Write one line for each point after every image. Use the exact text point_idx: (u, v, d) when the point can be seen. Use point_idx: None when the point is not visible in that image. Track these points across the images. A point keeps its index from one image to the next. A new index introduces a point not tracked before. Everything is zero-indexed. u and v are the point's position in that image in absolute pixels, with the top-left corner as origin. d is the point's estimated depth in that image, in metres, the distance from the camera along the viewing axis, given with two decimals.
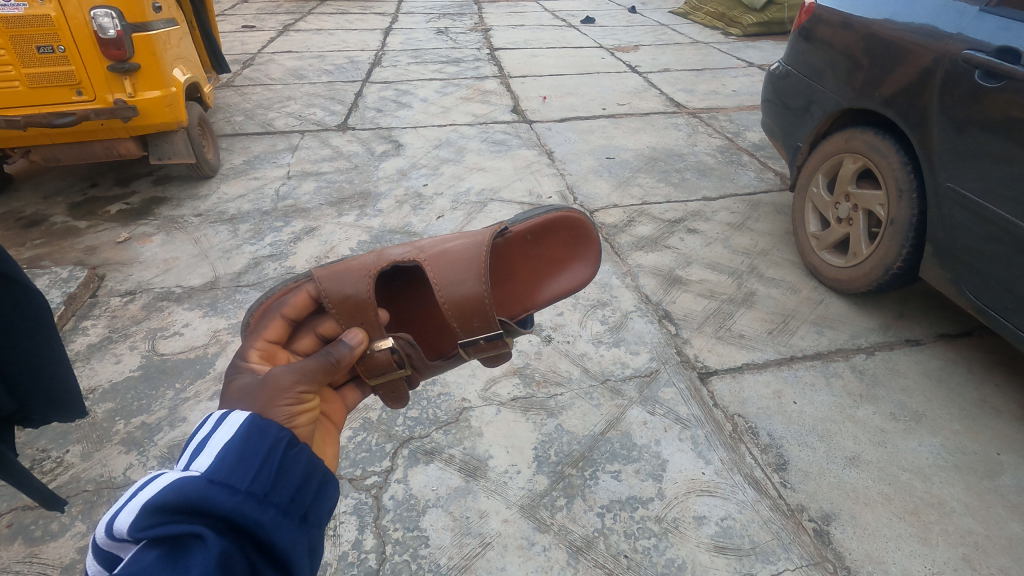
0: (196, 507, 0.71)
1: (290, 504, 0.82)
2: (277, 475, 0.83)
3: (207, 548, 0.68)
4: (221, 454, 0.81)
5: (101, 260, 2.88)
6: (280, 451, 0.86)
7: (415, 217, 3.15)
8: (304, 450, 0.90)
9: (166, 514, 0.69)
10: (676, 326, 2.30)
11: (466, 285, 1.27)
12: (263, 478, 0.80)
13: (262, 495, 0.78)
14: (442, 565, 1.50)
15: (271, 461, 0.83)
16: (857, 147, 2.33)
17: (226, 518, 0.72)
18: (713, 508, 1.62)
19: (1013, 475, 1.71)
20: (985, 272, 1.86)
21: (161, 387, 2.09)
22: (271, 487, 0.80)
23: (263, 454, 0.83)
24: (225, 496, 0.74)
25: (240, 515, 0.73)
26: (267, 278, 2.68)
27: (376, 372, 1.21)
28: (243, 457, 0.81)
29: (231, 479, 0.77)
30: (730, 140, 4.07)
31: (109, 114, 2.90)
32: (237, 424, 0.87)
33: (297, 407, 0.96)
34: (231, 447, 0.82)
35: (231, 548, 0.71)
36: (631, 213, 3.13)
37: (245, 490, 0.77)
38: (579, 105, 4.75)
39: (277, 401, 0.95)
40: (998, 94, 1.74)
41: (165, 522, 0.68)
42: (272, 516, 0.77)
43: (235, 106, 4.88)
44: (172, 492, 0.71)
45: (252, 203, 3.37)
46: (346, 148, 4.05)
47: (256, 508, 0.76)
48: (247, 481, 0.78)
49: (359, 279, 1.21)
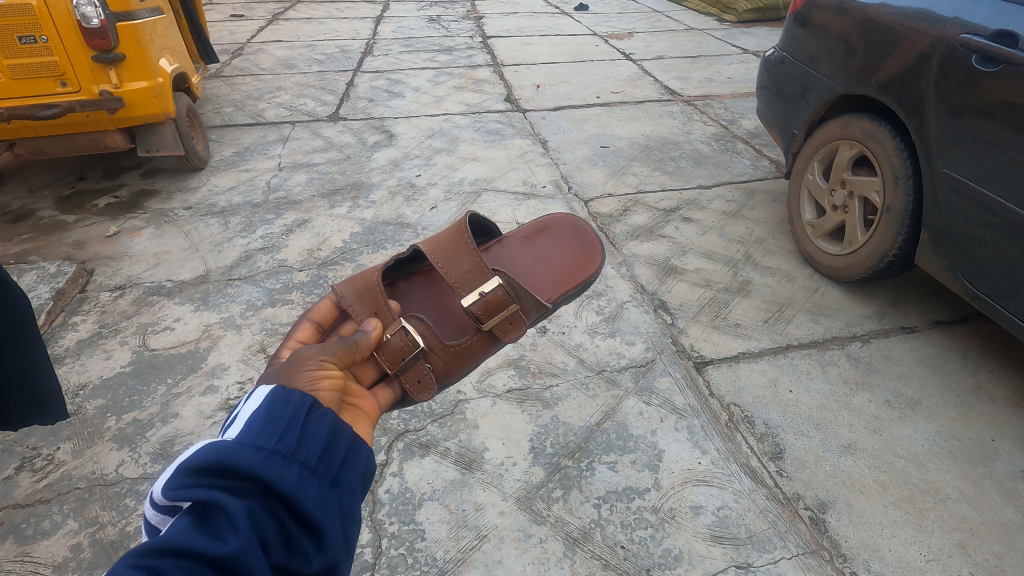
0: (221, 468, 0.72)
1: (318, 462, 0.81)
2: (302, 435, 0.82)
3: (229, 509, 0.68)
4: (250, 421, 0.82)
5: (89, 254, 2.84)
6: (304, 414, 0.85)
7: (408, 208, 3.12)
8: (327, 414, 0.88)
9: (195, 477, 0.71)
10: (672, 315, 2.29)
11: (461, 252, 1.40)
12: (287, 438, 0.80)
13: (286, 454, 0.78)
14: (438, 558, 1.49)
15: (296, 423, 0.83)
16: (853, 133, 2.31)
17: (249, 476, 0.72)
18: (710, 498, 1.61)
19: (1008, 460, 1.71)
20: (980, 258, 1.85)
21: (153, 382, 2.07)
22: (297, 447, 0.79)
23: (287, 417, 0.83)
24: (248, 455, 0.74)
25: (263, 472, 0.73)
26: (259, 270, 2.65)
27: (395, 349, 1.21)
28: (269, 421, 0.82)
29: (257, 441, 0.77)
30: (724, 128, 4.04)
31: (94, 106, 2.86)
32: (263, 395, 0.88)
33: (323, 373, 0.97)
34: (258, 414, 0.83)
35: (257, 508, 0.71)
36: (625, 201, 3.11)
37: (271, 449, 0.77)
38: (573, 94, 4.70)
39: (301, 368, 0.96)
40: (996, 79, 1.73)
41: (193, 484, 0.70)
42: (297, 474, 0.76)
43: (224, 97, 4.81)
44: (199, 455, 0.73)
45: (242, 195, 3.33)
46: (338, 139, 4.00)
47: (280, 466, 0.75)
48: (273, 441, 0.78)
49: (372, 276, 1.33)
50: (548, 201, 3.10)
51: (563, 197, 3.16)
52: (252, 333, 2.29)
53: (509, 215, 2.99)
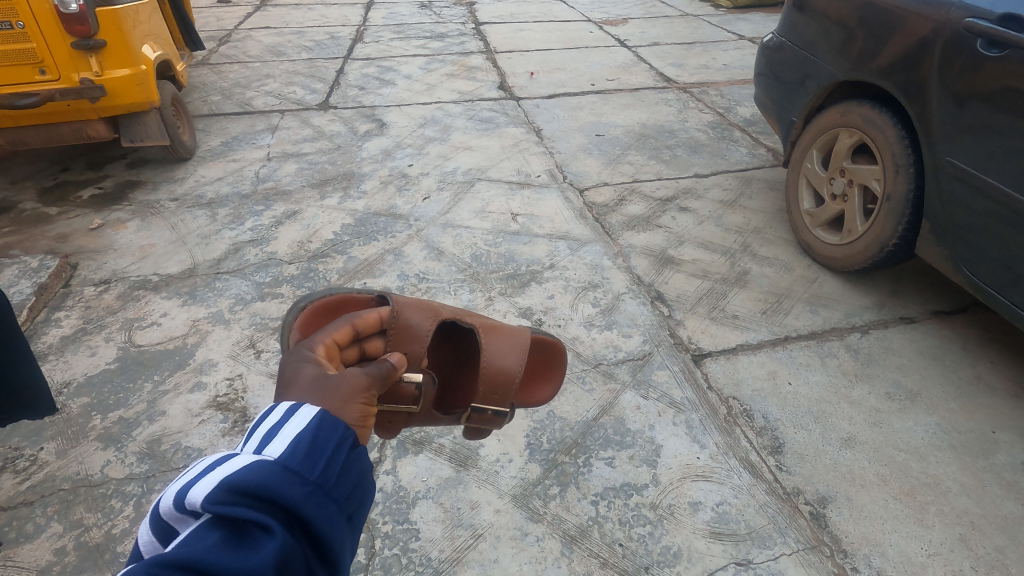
0: (267, 493, 0.67)
1: (347, 503, 0.77)
2: (342, 470, 0.78)
3: (270, 545, 0.64)
4: (297, 439, 0.77)
5: (73, 248, 2.77)
6: (347, 448, 0.81)
7: (401, 199, 3.06)
8: (364, 453, 0.85)
9: (238, 495, 0.66)
10: (669, 307, 2.26)
11: (509, 360, 1.30)
12: (330, 471, 0.76)
13: (327, 489, 0.74)
14: (432, 558, 1.46)
15: (339, 456, 0.79)
16: (853, 121, 2.27)
17: (290, 510, 0.68)
18: (709, 493, 1.59)
19: (1008, 452, 1.70)
20: (982, 248, 1.82)
21: (139, 379, 2.02)
22: (337, 482, 0.76)
23: (333, 446, 0.79)
24: (295, 487, 0.70)
25: (306, 509, 0.69)
26: (248, 263, 2.59)
27: (399, 390, 1.16)
28: (315, 447, 0.77)
29: (302, 469, 0.73)
30: (721, 115, 3.99)
31: (75, 94, 2.77)
32: (310, 415, 0.81)
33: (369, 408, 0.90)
34: (307, 434, 0.78)
35: (293, 545, 0.67)
36: (621, 191, 3.06)
37: (315, 482, 0.73)
38: (568, 81, 4.62)
39: (354, 400, 0.88)
40: (1000, 64, 1.69)
41: (236, 504, 0.65)
42: (331, 515, 0.73)
43: (211, 85, 4.70)
44: (247, 473, 0.68)
45: (230, 186, 3.25)
46: (328, 128, 3.92)
47: (320, 503, 0.72)
48: (318, 472, 0.74)
49: (430, 318, 1.26)
50: (543, 191, 3.05)
51: (558, 186, 3.12)
52: (241, 328, 2.24)
53: (503, 205, 2.94)
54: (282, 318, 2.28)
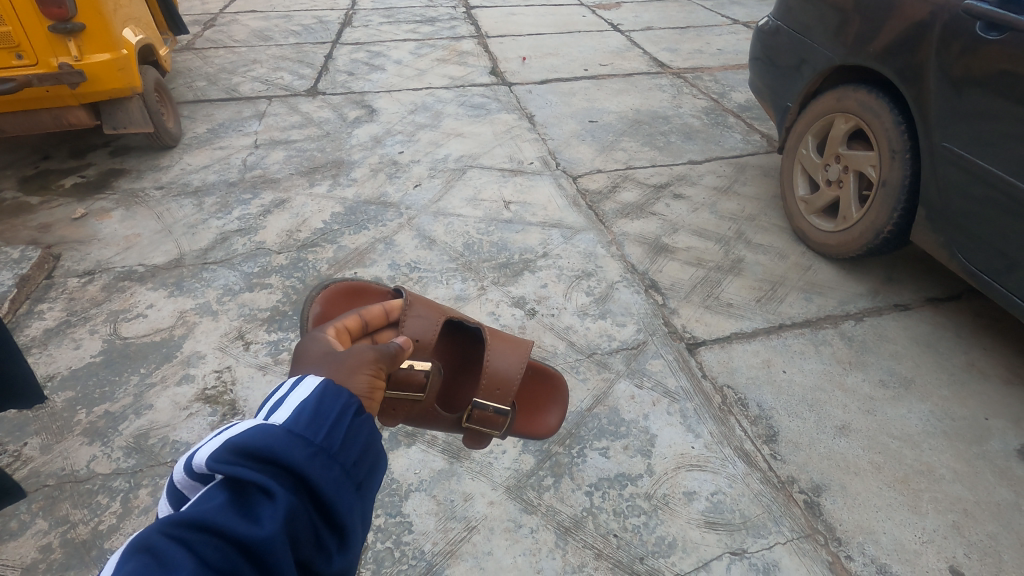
0: (269, 455, 0.69)
1: (353, 468, 0.77)
2: (346, 436, 0.79)
3: (273, 504, 0.65)
4: (299, 409, 0.78)
5: (55, 238, 2.70)
6: (351, 415, 0.81)
7: (391, 186, 3.01)
8: (369, 421, 0.85)
9: (241, 456, 0.68)
10: (663, 296, 2.24)
11: (511, 362, 1.33)
12: (334, 436, 0.76)
13: (331, 454, 0.74)
14: (426, 550, 1.45)
15: (343, 423, 0.79)
16: (848, 106, 2.25)
17: (293, 472, 0.69)
18: (704, 483, 1.58)
19: (1001, 439, 1.70)
20: (976, 233, 1.81)
21: (126, 372, 1.98)
22: (341, 447, 0.77)
23: (336, 414, 0.79)
24: (297, 450, 0.71)
25: (308, 471, 0.70)
26: (236, 253, 2.55)
27: (406, 376, 1.15)
28: (318, 413, 0.78)
29: (306, 433, 0.74)
30: (715, 101, 3.95)
31: (53, 80, 2.69)
32: (313, 385, 0.83)
33: (375, 383, 0.91)
34: (308, 403, 0.78)
35: (296, 505, 0.68)
36: (615, 177, 3.03)
37: (318, 446, 0.74)
38: (560, 66, 4.56)
39: (356, 373, 0.90)
40: (998, 47, 1.66)
41: (239, 465, 0.67)
42: (335, 478, 0.73)
43: (196, 70, 4.60)
44: (249, 435, 0.70)
45: (217, 174, 3.19)
46: (317, 114, 3.84)
47: (323, 466, 0.72)
48: (321, 436, 0.75)
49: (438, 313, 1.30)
50: (536, 178, 3.01)
51: (550, 173, 3.08)
52: (230, 319, 2.20)
53: (496, 193, 2.91)
54: (271, 309, 2.24)
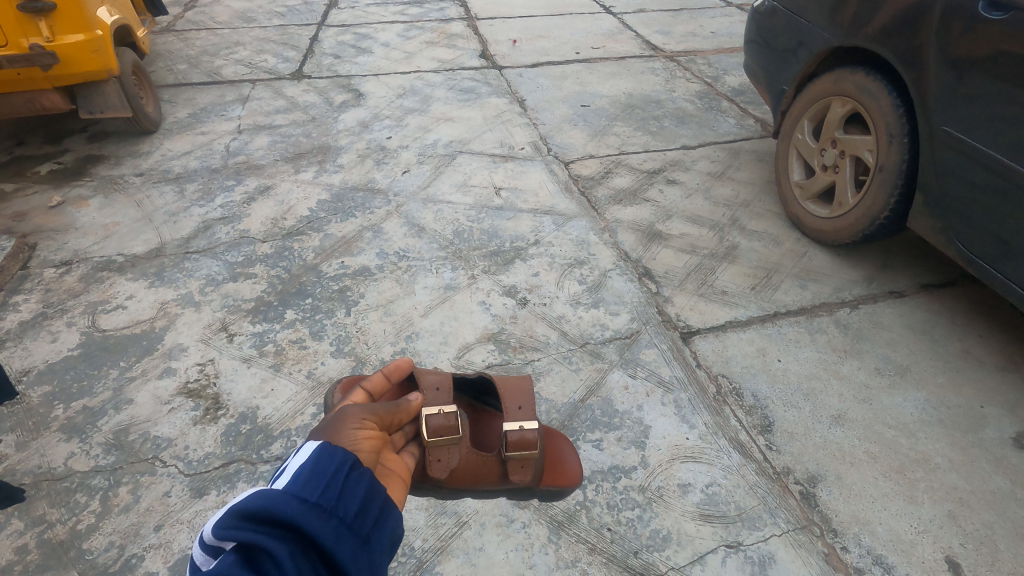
0: (267, 515, 0.75)
1: (353, 521, 0.83)
2: (342, 491, 0.86)
3: (274, 557, 0.72)
4: (297, 472, 0.86)
5: (31, 227, 2.62)
6: (345, 472, 0.89)
7: (379, 172, 2.94)
8: (365, 474, 0.92)
9: (241, 519, 0.75)
10: (657, 284, 2.20)
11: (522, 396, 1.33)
12: (329, 492, 0.84)
13: (327, 508, 0.81)
14: (416, 547, 1.42)
15: (337, 479, 0.87)
16: (846, 89, 2.20)
17: (291, 525, 0.76)
18: (699, 474, 1.56)
19: (996, 427, 1.69)
20: (975, 219, 1.78)
21: (104, 366, 1.92)
22: (337, 501, 0.83)
23: (330, 472, 0.87)
24: (293, 506, 0.78)
25: (305, 523, 0.77)
26: (219, 242, 2.47)
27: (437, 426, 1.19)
28: (314, 474, 0.86)
29: (302, 492, 0.81)
30: (708, 85, 3.89)
31: (24, 62, 2.56)
32: (310, 450, 0.92)
33: (367, 433, 1.04)
34: (305, 466, 0.87)
35: (297, 555, 0.74)
36: (608, 163, 2.97)
37: (314, 501, 0.81)
38: (552, 49, 4.47)
39: (344, 426, 1.02)
40: (1001, 27, 1.62)
41: (241, 526, 0.74)
42: (333, 530, 0.79)
43: (177, 53, 4.46)
44: (249, 499, 0.77)
45: (199, 160, 3.10)
46: (302, 98, 3.74)
47: (320, 519, 0.79)
48: (317, 493, 0.82)
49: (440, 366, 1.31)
50: (527, 164, 2.95)
51: (542, 159, 3.01)
52: (213, 310, 2.14)
53: (486, 179, 2.84)
54: (256, 299, 2.18)
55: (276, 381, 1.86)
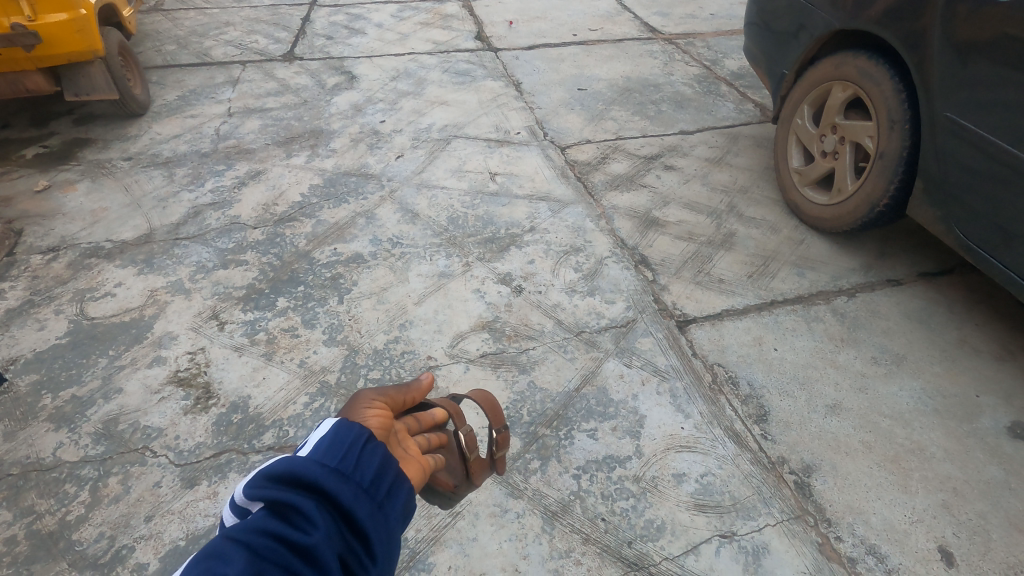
0: (291, 474, 0.76)
1: (373, 484, 0.81)
2: (364, 455, 0.83)
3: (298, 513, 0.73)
4: (323, 434, 0.84)
5: (17, 212, 2.57)
6: (369, 438, 0.86)
7: (372, 157, 2.89)
8: (384, 446, 0.87)
9: (270, 476, 0.76)
10: (654, 272, 2.18)
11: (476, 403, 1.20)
12: (351, 455, 0.82)
13: (347, 470, 0.79)
14: (409, 537, 1.41)
15: (361, 442, 0.85)
16: (847, 74, 2.16)
17: (314, 485, 0.75)
18: (693, 464, 1.55)
19: (991, 417, 1.68)
20: (974, 207, 1.76)
21: (93, 355, 1.89)
22: (357, 464, 0.81)
23: (354, 434, 0.85)
24: (315, 466, 0.77)
25: (326, 483, 0.76)
26: (209, 228, 2.43)
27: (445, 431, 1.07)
28: (336, 437, 0.84)
29: (325, 453, 0.80)
30: (707, 68, 3.83)
31: (6, 42, 2.49)
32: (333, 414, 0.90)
33: (375, 411, 0.96)
34: (328, 428, 0.85)
35: (319, 513, 0.74)
36: (604, 148, 2.93)
37: (336, 462, 0.79)
38: (549, 31, 4.38)
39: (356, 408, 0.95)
40: (1005, 10, 1.58)
41: (268, 483, 0.75)
42: (352, 494, 0.77)
43: (165, 33, 4.35)
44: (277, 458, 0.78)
45: (189, 144, 3.04)
46: (293, 81, 3.67)
47: (340, 480, 0.77)
48: (340, 455, 0.81)
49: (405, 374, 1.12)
50: (523, 149, 2.90)
51: (538, 143, 2.97)
52: (203, 298, 2.10)
53: (481, 164, 2.80)
54: (247, 287, 2.15)
55: (267, 369, 1.84)
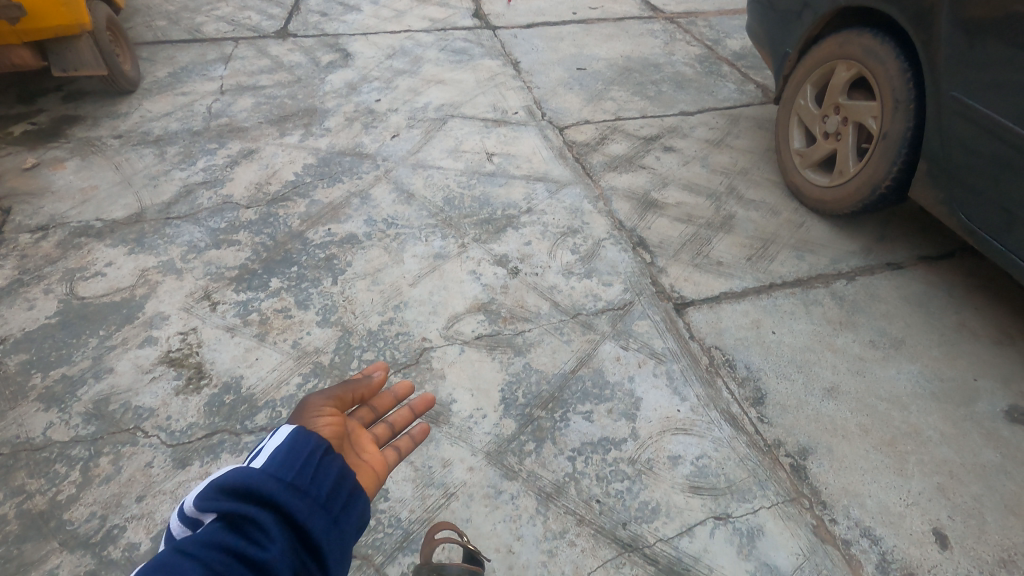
0: (246, 488, 0.79)
1: (326, 500, 0.85)
2: (316, 472, 0.87)
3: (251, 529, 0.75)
4: (275, 452, 0.87)
5: (5, 190, 2.52)
6: (319, 455, 0.89)
7: (367, 136, 2.84)
8: (338, 459, 0.91)
9: (223, 491, 0.78)
10: (652, 254, 2.15)
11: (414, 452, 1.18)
12: (304, 473, 0.85)
13: (301, 486, 0.83)
14: (402, 518, 1.40)
15: (312, 459, 0.88)
16: (852, 52, 2.11)
17: (268, 501, 0.79)
18: (689, 447, 1.54)
19: (988, 401, 1.68)
20: (978, 190, 1.74)
21: (83, 335, 1.86)
22: (311, 481, 0.85)
23: (306, 452, 0.88)
24: (270, 482, 0.80)
25: (281, 499, 0.79)
26: (201, 208, 2.39)
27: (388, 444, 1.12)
28: (290, 453, 0.87)
29: (278, 471, 0.83)
30: (709, 48, 3.76)
31: None
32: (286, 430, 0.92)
33: (327, 419, 1.01)
34: (281, 446, 0.88)
35: (273, 529, 0.77)
36: (603, 129, 2.88)
37: (289, 480, 0.83)
38: (548, 9, 4.29)
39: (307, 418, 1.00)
40: None
41: (223, 497, 0.78)
42: (306, 508, 0.81)
43: (156, 9, 4.25)
44: (230, 473, 0.81)
45: (180, 122, 2.98)
46: (287, 58, 3.59)
47: (294, 496, 0.81)
48: (294, 472, 0.84)
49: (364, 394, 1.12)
50: (521, 129, 2.86)
51: (535, 124, 2.92)
52: (195, 278, 2.07)
53: (478, 144, 2.75)
54: (240, 267, 2.12)
55: (260, 350, 1.82)
